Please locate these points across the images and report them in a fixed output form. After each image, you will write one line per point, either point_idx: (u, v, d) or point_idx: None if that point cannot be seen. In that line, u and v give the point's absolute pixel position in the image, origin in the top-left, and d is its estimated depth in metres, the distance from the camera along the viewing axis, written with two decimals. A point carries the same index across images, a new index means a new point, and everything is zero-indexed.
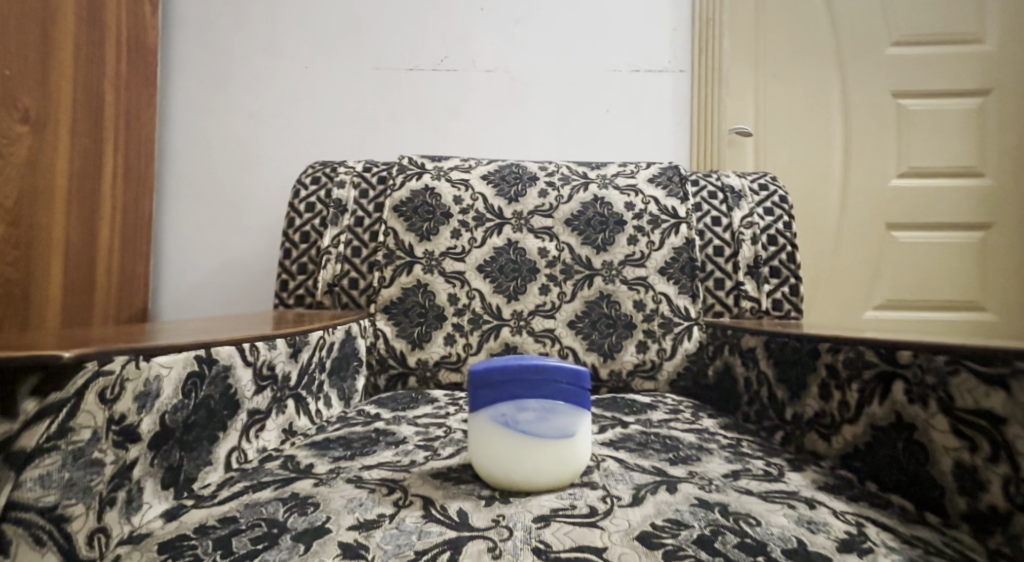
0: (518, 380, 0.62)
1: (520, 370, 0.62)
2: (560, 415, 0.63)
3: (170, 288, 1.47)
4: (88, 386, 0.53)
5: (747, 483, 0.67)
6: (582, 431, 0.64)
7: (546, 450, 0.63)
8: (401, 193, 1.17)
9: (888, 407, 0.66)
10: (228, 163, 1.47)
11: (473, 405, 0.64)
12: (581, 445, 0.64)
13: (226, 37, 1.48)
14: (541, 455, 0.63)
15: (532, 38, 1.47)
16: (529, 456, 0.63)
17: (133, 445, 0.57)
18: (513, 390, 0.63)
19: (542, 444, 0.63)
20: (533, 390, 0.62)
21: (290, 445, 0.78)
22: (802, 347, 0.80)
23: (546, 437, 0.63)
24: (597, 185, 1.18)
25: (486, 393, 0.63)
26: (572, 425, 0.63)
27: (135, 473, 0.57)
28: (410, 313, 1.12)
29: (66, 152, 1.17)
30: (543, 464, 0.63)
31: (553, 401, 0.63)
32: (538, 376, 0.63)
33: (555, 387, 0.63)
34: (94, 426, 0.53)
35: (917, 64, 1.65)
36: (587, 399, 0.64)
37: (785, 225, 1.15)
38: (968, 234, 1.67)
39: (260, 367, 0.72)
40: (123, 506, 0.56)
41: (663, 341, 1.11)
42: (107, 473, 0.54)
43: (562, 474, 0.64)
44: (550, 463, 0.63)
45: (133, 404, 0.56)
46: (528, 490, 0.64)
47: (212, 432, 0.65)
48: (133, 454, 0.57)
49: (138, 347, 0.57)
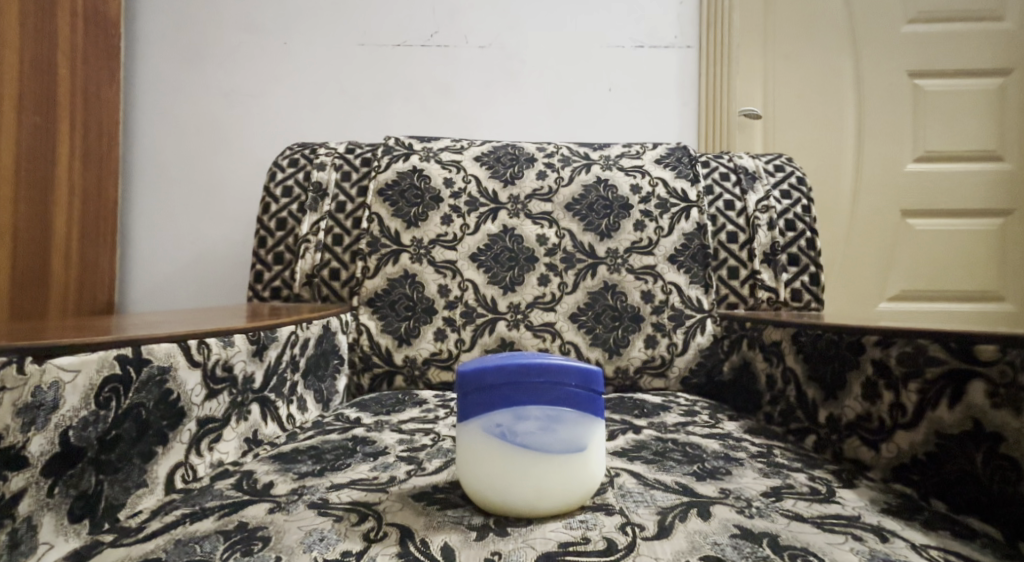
0: (516, 384, 0.52)
1: (517, 373, 0.52)
2: (567, 425, 0.53)
3: (139, 280, 1.36)
4: None
5: (792, 506, 0.57)
6: (593, 445, 0.54)
7: (550, 468, 0.52)
8: (386, 176, 1.06)
9: (962, 412, 0.56)
10: (200, 149, 1.36)
11: (462, 413, 0.54)
12: (591, 462, 0.54)
13: (195, 10, 1.36)
14: (544, 475, 0.52)
15: (530, 11, 1.36)
16: (529, 476, 0.52)
17: (15, 474, 0.46)
18: (511, 395, 0.52)
19: (546, 462, 0.52)
20: (533, 395, 0.52)
21: (253, 457, 0.67)
22: (839, 340, 0.70)
23: (550, 452, 0.52)
24: (600, 166, 1.07)
25: (477, 399, 0.53)
26: (580, 440, 0.53)
27: (22, 509, 0.47)
28: (397, 306, 1.01)
29: (12, 130, 1.05)
30: (547, 483, 0.52)
31: (558, 409, 0.52)
32: (540, 378, 0.52)
33: (561, 393, 0.53)
34: None
35: (936, 42, 1.54)
36: (600, 405, 0.54)
37: (804, 209, 1.05)
38: (987, 221, 1.57)
39: (212, 367, 0.62)
40: (4, 551, 0.46)
41: (674, 336, 1.00)
42: None
43: (568, 497, 0.53)
44: (555, 484, 0.53)
45: (14, 420, 0.46)
46: (527, 517, 0.53)
47: (145, 448, 0.55)
48: (16, 484, 0.46)
49: (26, 346, 0.47)
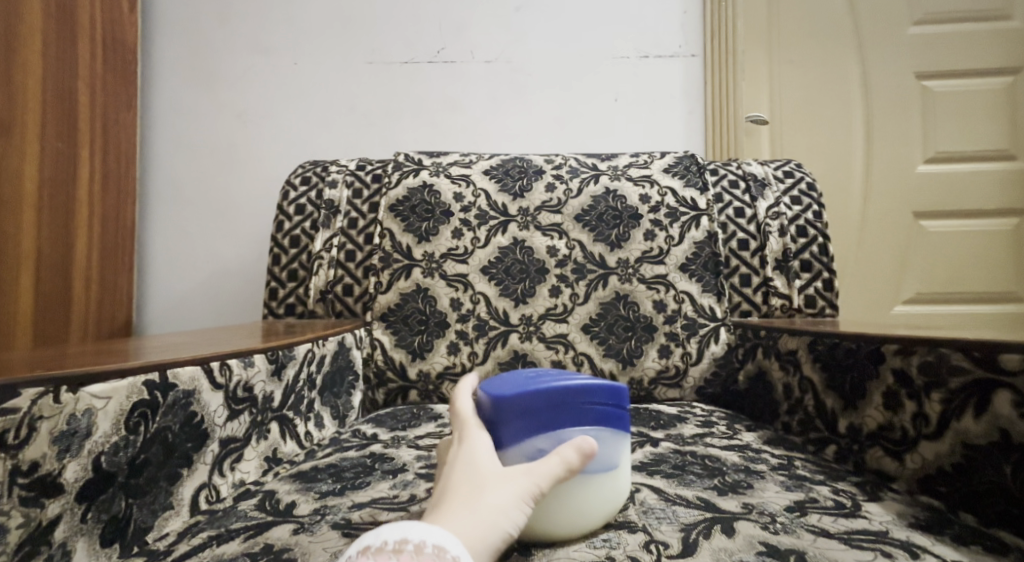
0: (557, 406, 0.52)
1: (563, 396, 0.52)
2: (606, 446, 0.53)
3: (157, 301, 1.37)
4: None
5: (818, 521, 0.56)
6: (622, 462, 0.55)
7: (585, 488, 0.53)
8: (396, 192, 1.07)
9: (988, 423, 0.56)
10: (215, 169, 1.37)
11: (496, 440, 0.53)
12: (624, 479, 0.55)
13: (208, 33, 1.38)
14: (585, 497, 0.53)
15: (532, 24, 1.37)
16: (566, 500, 0.52)
17: (51, 501, 0.47)
18: (554, 420, 0.52)
19: (581, 482, 0.53)
20: (574, 418, 0.53)
21: (273, 476, 0.68)
22: (857, 349, 0.69)
23: (590, 474, 0.53)
24: (608, 177, 1.07)
25: (521, 424, 0.52)
26: (612, 459, 0.54)
27: (57, 535, 0.47)
28: (410, 320, 1.01)
29: (35, 158, 1.06)
30: (588, 506, 0.53)
31: (596, 430, 0.53)
32: (583, 400, 0.53)
33: (597, 414, 0.53)
34: None
35: (945, 43, 1.54)
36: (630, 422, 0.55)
37: (815, 215, 1.04)
38: (1000, 221, 1.55)
39: (233, 389, 0.62)
40: None
41: (687, 345, 1.00)
42: (13, 541, 0.45)
43: (602, 514, 0.54)
44: (590, 505, 0.53)
45: (51, 447, 0.47)
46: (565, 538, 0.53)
47: (172, 470, 0.56)
48: (53, 510, 0.47)
49: (61, 376, 0.48)
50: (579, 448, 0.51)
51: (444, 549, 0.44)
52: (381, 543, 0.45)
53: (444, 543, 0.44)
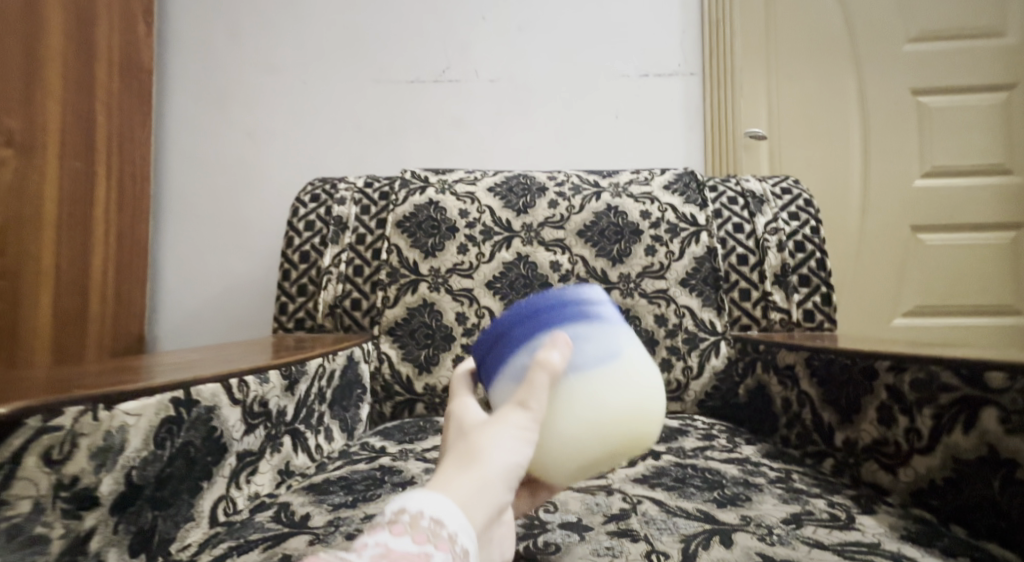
0: (526, 316, 0.46)
1: (522, 308, 0.46)
2: (594, 341, 0.45)
3: (169, 315, 1.39)
4: (28, 448, 0.44)
5: (814, 533, 0.59)
6: (632, 347, 0.46)
7: (594, 392, 0.44)
8: (403, 209, 1.10)
9: (977, 438, 0.57)
10: (227, 186, 1.40)
11: (485, 382, 0.47)
12: (635, 370, 0.45)
13: (220, 53, 1.42)
14: (593, 404, 0.44)
15: (534, 42, 1.41)
16: (585, 412, 0.44)
17: (88, 513, 0.48)
18: (525, 335, 0.45)
19: (584, 389, 0.44)
20: (544, 325, 0.45)
21: (285, 489, 0.70)
22: (852, 365, 0.72)
23: (587, 377, 0.44)
24: (610, 194, 1.10)
25: (496, 355, 0.46)
26: (613, 345, 0.45)
27: (92, 546, 0.49)
28: (417, 334, 1.04)
29: (55, 178, 1.09)
30: (605, 414, 0.44)
31: (574, 329, 0.45)
32: (546, 305, 0.46)
33: (574, 308, 0.46)
34: (35, 496, 0.44)
35: (940, 60, 1.57)
36: (610, 310, 0.47)
37: (813, 231, 1.07)
38: (999, 234, 1.58)
39: (250, 404, 0.64)
40: None
41: (688, 359, 1.02)
42: (53, 551, 0.46)
43: (634, 416, 0.44)
44: (619, 404, 0.44)
45: (89, 463, 0.48)
46: (616, 452, 0.45)
47: (193, 483, 0.58)
48: (89, 522, 0.48)
49: (96, 394, 0.49)
50: (558, 348, 0.44)
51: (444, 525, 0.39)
52: (380, 518, 0.40)
53: (443, 517, 0.40)
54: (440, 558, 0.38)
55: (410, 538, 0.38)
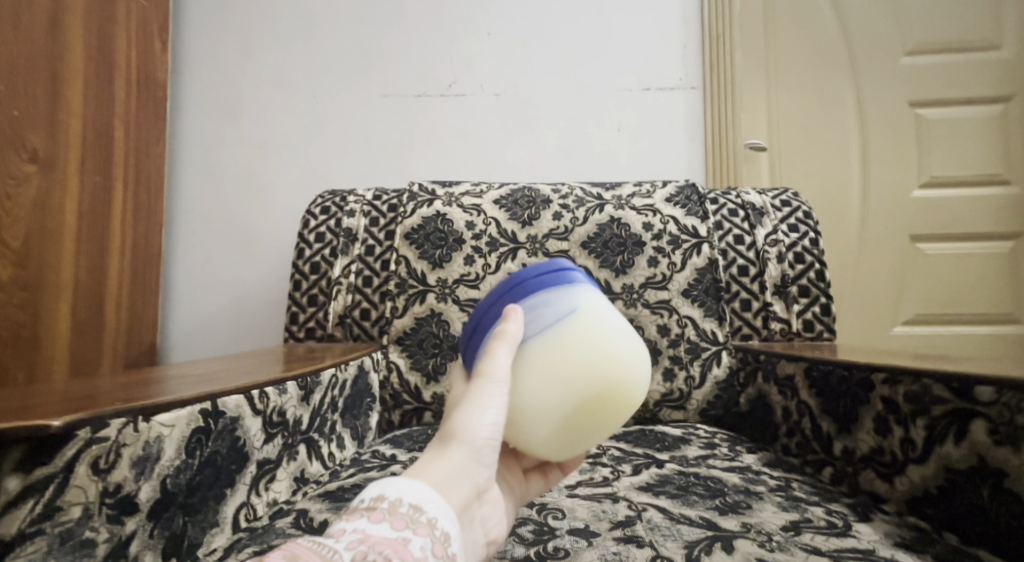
0: (492, 302, 0.56)
1: (489, 296, 0.56)
2: (549, 306, 0.54)
3: (180, 325, 1.42)
4: (79, 458, 0.48)
5: (811, 540, 0.61)
6: (587, 302, 0.54)
7: (550, 346, 0.53)
8: (412, 221, 1.13)
9: (968, 449, 0.60)
10: (238, 197, 1.43)
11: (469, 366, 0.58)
12: (588, 320, 0.53)
13: (231, 66, 1.45)
14: (550, 356, 0.53)
15: (538, 56, 1.44)
16: (546, 366, 0.53)
17: (129, 518, 0.51)
18: (492, 317, 0.55)
19: (543, 347, 0.53)
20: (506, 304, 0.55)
21: (301, 496, 0.73)
22: (849, 377, 0.74)
23: (542, 334, 0.53)
24: (613, 206, 1.12)
25: (474, 339, 0.57)
26: (567, 305, 0.54)
27: (131, 549, 0.52)
28: (425, 344, 1.06)
29: (75, 192, 1.12)
30: (563, 361, 0.52)
31: (531, 300, 0.54)
32: (508, 288, 0.56)
33: (530, 282, 0.55)
34: (85, 502, 0.48)
35: (936, 73, 1.60)
36: (567, 277, 0.55)
37: (811, 242, 1.09)
38: (996, 244, 1.60)
39: (270, 414, 0.67)
40: None
41: (690, 369, 1.05)
42: (98, 555, 0.49)
43: (591, 357, 0.52)
44: (574, 355, 0.52)
45: (130, 471, 0.51)
46: (582, 394, 0.52)
47: (219, 490, 0.61)
48: (130, 527, 0.52)
49: (137, 407, 0.52)
50: (512, 318, 0.54)
51: (420, 509, 0.49)
52: (359, 504, 0.49)
53: (420, 503, 0.50)
54: (418, 538, 0.48)
55: (388, 523, 0.48)
